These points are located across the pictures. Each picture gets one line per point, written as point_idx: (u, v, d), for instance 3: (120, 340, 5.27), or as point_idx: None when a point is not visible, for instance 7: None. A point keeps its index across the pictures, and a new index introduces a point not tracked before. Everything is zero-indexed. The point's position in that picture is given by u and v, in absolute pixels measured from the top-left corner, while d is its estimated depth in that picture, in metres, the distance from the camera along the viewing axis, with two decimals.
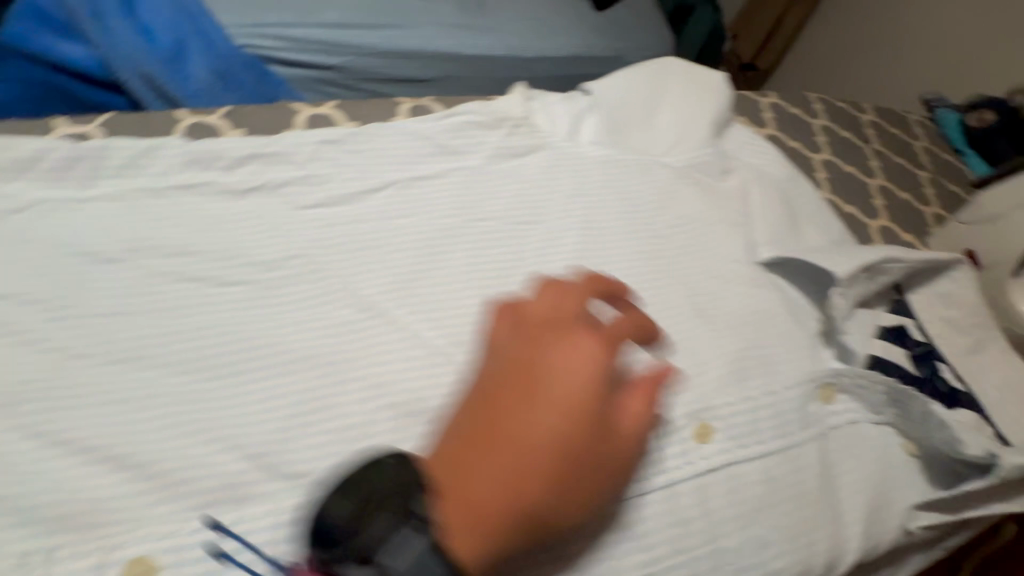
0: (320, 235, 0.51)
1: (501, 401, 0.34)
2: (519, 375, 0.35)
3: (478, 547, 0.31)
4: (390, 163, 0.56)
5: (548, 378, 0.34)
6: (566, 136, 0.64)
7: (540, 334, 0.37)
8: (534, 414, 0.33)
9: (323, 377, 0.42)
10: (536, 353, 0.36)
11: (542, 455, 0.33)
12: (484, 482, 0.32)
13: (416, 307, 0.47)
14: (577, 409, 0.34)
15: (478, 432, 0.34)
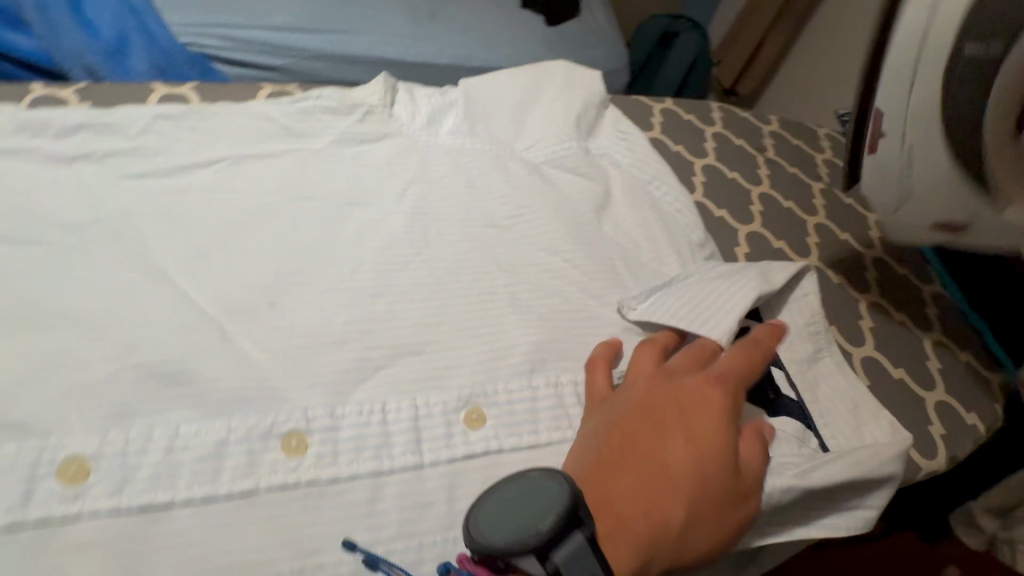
0: (131, 202, 0.51)
1: (637, 440, 0.40)
2: (652, 409, 0.42)
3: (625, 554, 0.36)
4: (226, 142, 0.57)
5: (682, 408, 0.42)
6: (423, 126, 0.64)
7: (655, 375, 0.45)
8: (669, 452, 0.40)
9: (78, 333, 0.42)
10: (672, 394, 0.43)
11: (675, 487, 0.39)
12: (632, 498, 0.38)
13: (204, 276, 0.47)
14: (714, 432, 0.41)
15: (627, 451, 0.40)
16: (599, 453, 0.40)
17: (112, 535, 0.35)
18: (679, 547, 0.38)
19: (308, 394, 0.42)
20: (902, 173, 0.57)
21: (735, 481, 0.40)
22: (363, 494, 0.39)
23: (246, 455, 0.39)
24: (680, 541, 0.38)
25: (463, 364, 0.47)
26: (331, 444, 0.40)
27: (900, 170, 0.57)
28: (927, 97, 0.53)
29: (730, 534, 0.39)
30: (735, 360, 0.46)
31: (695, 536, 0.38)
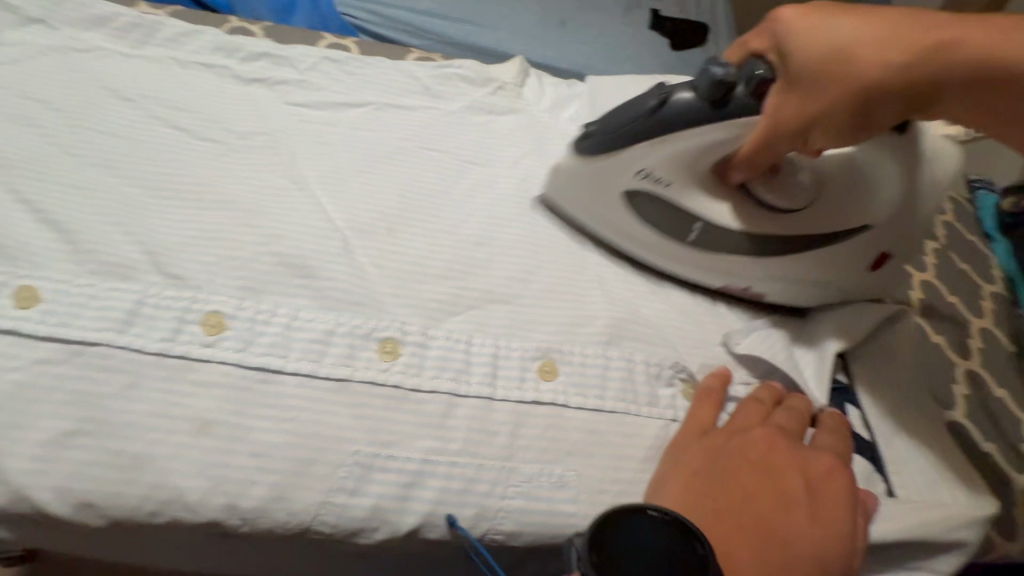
0: (290, 124, 0.59)
1: (761, 491, 0.39)
2: (774, 468, 0.41)
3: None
4: (375, 90, 0.64)
5: (806, 476, 0.41)
6: (547, 110, 0.69)
7: (772, 433, 0.44)
8: (795, 513, 0.38)
9: (233, 217, 0.49)
10: (794, 454, 0.42)
11: (802, 553, 0.37)
12: (754, 554, 0.36)
13: (339, 195, 0.53)
14: (837, 508, 0.40)
15: (750, 505, 0.38)
16: (718, 500, 0.39)
17: (231, 382, 0.41)
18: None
19: (407, 311, 0.47)
20: (704, 260, 0.55)
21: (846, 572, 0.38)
22: (438, 407, 0.43)
23: (347, 347, 0.43)
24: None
25: (545, 321, 0.50)
26: (419, 357, 0.44)
27: (723, 270, 0.55)
28: (670, 219, 0.54)
29: None
30: (840, 443, 0.45)
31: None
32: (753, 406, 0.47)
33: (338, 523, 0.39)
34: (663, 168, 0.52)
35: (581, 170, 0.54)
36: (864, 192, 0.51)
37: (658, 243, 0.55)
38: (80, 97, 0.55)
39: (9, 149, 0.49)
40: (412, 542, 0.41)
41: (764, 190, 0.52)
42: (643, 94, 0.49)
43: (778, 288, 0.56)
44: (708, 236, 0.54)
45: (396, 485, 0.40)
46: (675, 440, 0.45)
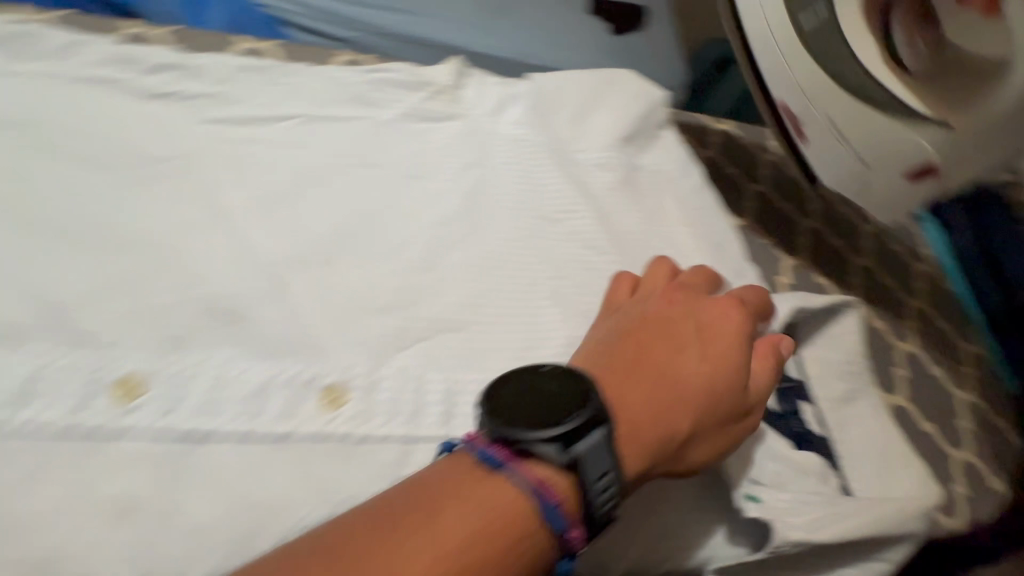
0: (205, 145, 0.53)
1: (652, 343, 0.44)
2: (677, 337, 0.44)
3: (643, 439, 0.38)
4: (300, 101, 0.59)
5: (695, 328, 0.45)
6: (488, 114, 0.66)
7: (673, 297, 0.48)
8: (683, 357, 0.43)
9: (144, 260, 0.43)
10: (671, 312, 0.46)
11: (688, 382, 0.42)
12: (633, 388, 0.40)
13: (266, 226, 0.48)
14: (726, 348, 0.44)
15: (611, 369, 0.41)
16: (617, 359, 0.42)
17: (157, 453, 0.36)
18: (681, 451, 0.41)
19: (351, 352, 0.44)
20: (807, 111, 0.69)
21: (736, 400, 0.43)
22: (392, 456, 0.40)
23: (287, 400, 0.40)
24: (682, 447, 0.41)
25: (501, 347, 0.48)
26: (367, 403, 0.41)
27: (823, 125, 0.68)
28: (830, 50, 0.67)
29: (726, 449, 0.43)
30: (738, 310, 0.47)
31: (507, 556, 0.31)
32: (694, 278, 0.52)
33: None
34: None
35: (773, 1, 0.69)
36: (993, 91, 0.57)
37: (778, 66, 0.70)
38: None
39: None
40: None
41: (902, 37, 0.69)
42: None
43: (834, 155, 0.68)
44: (820, 83, 0.67)
45: None
46: (589, 332, 0.49)
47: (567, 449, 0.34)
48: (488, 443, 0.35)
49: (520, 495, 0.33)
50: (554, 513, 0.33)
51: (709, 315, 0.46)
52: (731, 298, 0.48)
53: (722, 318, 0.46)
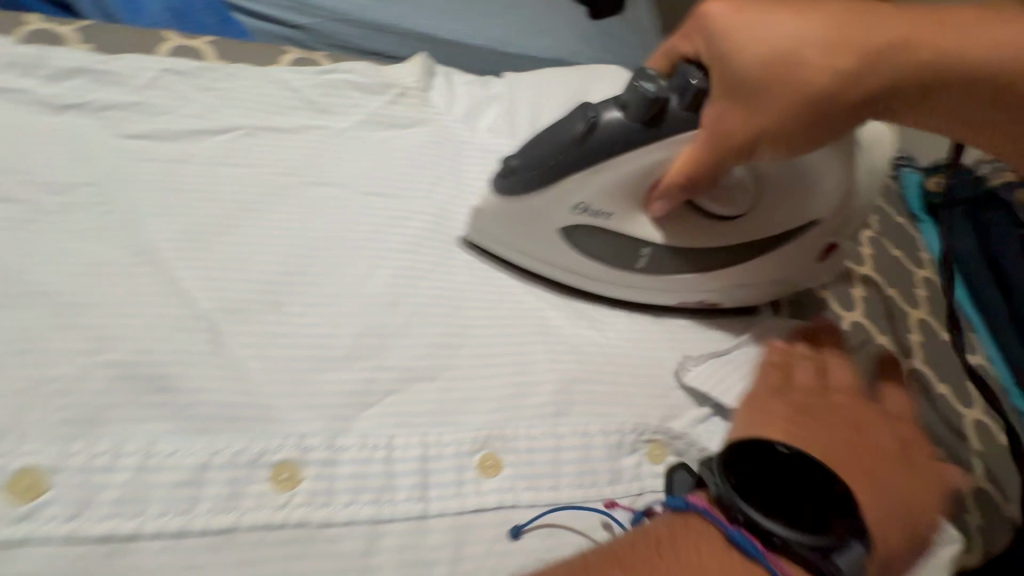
0: (126, 167, 0.45)
1: (841, 429, 0.44)
2: (874, 444, 0.44)
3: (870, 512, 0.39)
4: (241, 109, 0.51)
5: (881, 424, 0.46)
6: (460, 120, 0.59)
7: (859, 408, 0.46)
8: (886, 450, 0.44)
9: (48, 315, 0.36)
10: (853, 403, 0.47)
11: (897, 474, 0.42)
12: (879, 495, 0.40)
13: (202, 262, 0.41)
14: (921, 463, 0.44)
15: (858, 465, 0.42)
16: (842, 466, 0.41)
17: (62, 567, 0.30)
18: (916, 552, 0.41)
19: (308, 415, 0.37)
20: (660, 283, 0.50)
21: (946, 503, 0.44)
22: (358, 544, 0.34)
23: (229, 484, 0.34)
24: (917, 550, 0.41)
25: (483, 395, 0.42)
26: (328, 479, 0.35)
27: (712, 285, 0.51)
28: (617, 249, 0.49)
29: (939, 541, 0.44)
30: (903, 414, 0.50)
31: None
32: (843, 378, 0.49)
33: None
34: (597, 199, 0.47)
35: (507, 212, 0.48)
36: (801, 195, 0.47)
37: (612, 278, 0.50)
38: None
39: None
40: None
41: (709, 203, 0.48)
42: (566, 119, 0.45)
43: (748, 298, 0.53)
44: (662, 263, 0.50)
45: None
46: (755, 393, 0.46)
47: (826, 557, 0.34)
48: (732, 522, 0.35)
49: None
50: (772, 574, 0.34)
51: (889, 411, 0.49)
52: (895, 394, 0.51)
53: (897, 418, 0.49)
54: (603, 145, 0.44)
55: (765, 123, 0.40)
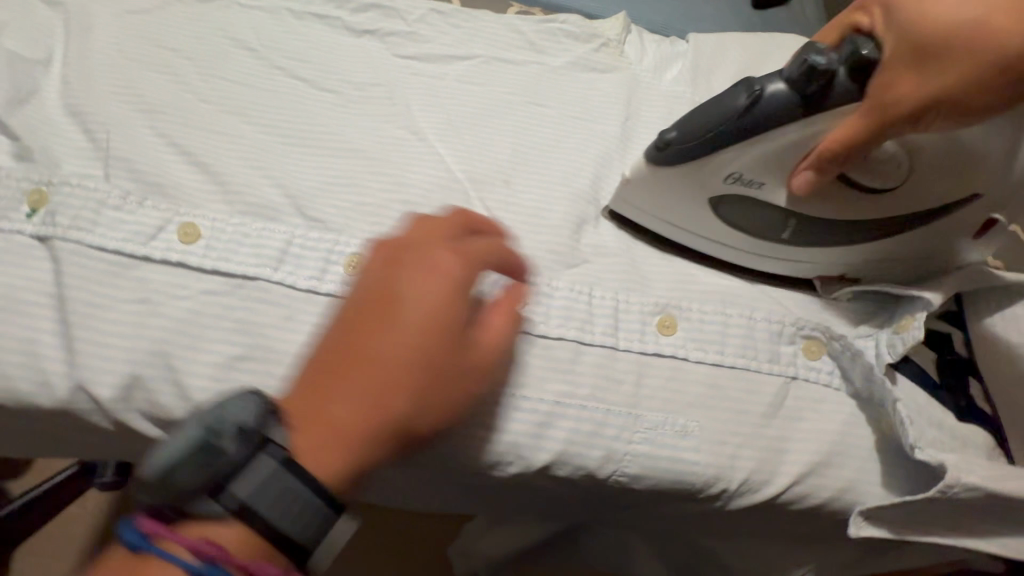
0: (401, 77, 0.59)
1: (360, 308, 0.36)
2: (378, 329, 0.36)
3: (313, 435, 0.34)
4: (481, 44, 0.63)
5: (408, 327, 0.35)
6: (649, 69, 0.67)
7: (408, 257, 0.37)
8: (385, 336, 0.35)
9: (362, 167, 0.51)
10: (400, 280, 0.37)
11: (385, 368, 0.35)
12: (336, 386, 0.35)
13: (456, 145, 0.54)
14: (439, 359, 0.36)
15: (322, 375, 0.36)
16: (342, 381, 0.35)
17: None
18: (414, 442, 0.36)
19: (529, 263, 0.49)
20: (790, 253, 0.52)
21: (453, 396, 0.37)
22: (566, 354, 0.44)
23: (477, 295, 0.45)
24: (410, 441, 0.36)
25: (660, 277, 0.50)
26: (544, 307, 0.46)
27: (826, 260, 0.52)
28: (763, 208, 0.50)
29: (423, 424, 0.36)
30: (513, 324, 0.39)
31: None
32: (452, 221, 0.40)
33: (479, 454, 0.41)
34: (754, 170, 0.48)
35: (665, 176, 0.49)
36: (972, 167, 0.45)
37: (733, 235, 0.51)
38: (209, 49, 0.57)
39: (156, 98, 0.52)
40: (543, 478, 0.42)
41: (863, 175, 0.46)
42: (732, 90, 0.45)
43: (868, 272, 0.53)
44: (799, 237, 0.51)
45: (530, 423, 0.41)
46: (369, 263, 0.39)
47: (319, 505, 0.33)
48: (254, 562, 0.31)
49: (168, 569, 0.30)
50: (230, 567, 0.30)
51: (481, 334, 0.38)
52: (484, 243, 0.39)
53: (492, 336, 0.38)
54: (766, 117, 0.44)
55: (939, 85, 0.39)
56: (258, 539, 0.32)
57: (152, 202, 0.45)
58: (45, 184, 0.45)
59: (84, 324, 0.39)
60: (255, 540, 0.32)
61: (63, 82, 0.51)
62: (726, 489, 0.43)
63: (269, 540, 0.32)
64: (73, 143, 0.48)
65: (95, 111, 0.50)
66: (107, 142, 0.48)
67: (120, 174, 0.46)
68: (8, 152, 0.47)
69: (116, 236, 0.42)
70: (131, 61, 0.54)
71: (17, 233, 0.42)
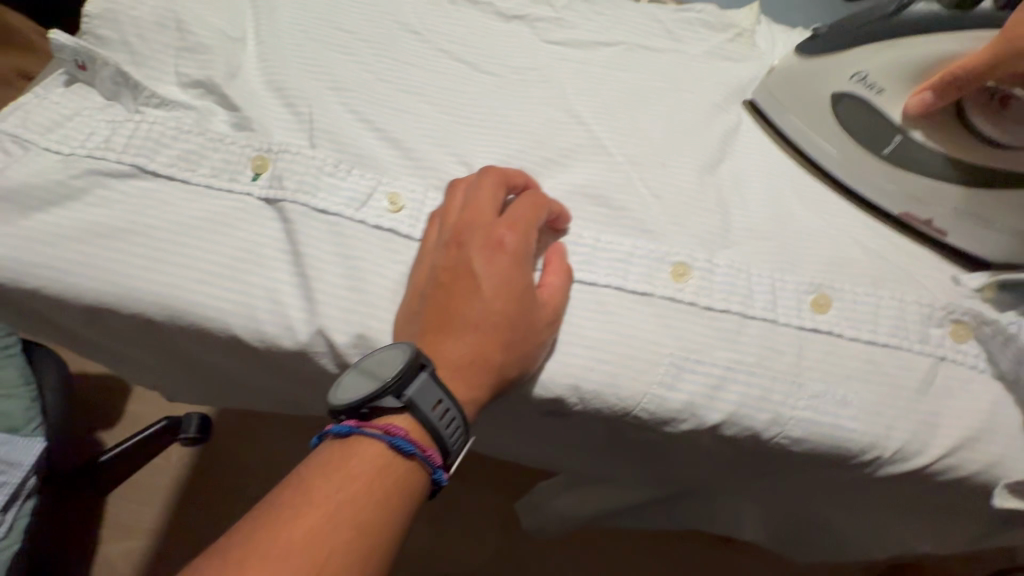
0: (553, 63, 0.63)
1: (463, 283, 0.41)
2: (495, 298, 0.40)
3: (463, 394, 0.40)
4: (623, 32, 0.66)
5: (489, 293, 0.40)
6: (781, 59, 0.69)
7: (468, 238, 0.42)
8: (471, 297, 0.41)
9: (531, 147, 0.55)
10: (514, 265, 0.41)
11: (486, 325, 0.40)
12: (445, 347, 0.40)
13: (612, 128, 0.58)
14: (508, 308, 0.41)
15: (431, 337, 0.41)
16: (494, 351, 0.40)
17: None
18: (504, 386, 0.42)
19: (689, 240, 0.52)
20: (891, 175, 0.55)
21: (536, 339, 0.42)
22: (731, 325, 0.48)
23: (647, 269, 0.49)
24: (502, 384, 0.41)
25: (811, 258, 0.53)
26: (708, 281, 0.49)
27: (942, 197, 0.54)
28: (874, 133, 0.55)
29: (525, 367, 0.42)
30: (565, 276, 0.45)
31: (398, 510, 0.38)
32: (486, 193, 0.43)
33: (657, 412, 0.45)
34: (883, 79, 0.53)
35: (803, 60, 0.57)
36: None
37: (841, 156, 0.56)
38: (380, 32, 0.61)
39: (343, 78, 0.57)
40: (709, 437, 0.47)
41: (985, 124, 0.51)
42: (881, 3, 0.54)
43: (977, 239, 0.54)
44: (902, 155, 0.54)
45: (704, 386, 0.45)
46: (475, 248, 0.42)
47: (398, 395, 0.38)
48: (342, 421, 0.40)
49: (404, 461, 0.39)
50: (405, 444, 0.38)
51: (541, 292, 0.44)
52: (528, 204, 0.44)
53: (550, 291, 0.44)
54: (911, 21, 0.51)
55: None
56: (425, 432, 0.39)
57: (358, 173, 0.50)
58: (265, 151, 0.50)
59: (316, 277, 0.44)
60: (422, 429, 0.39)
61: (262, 59, 0.56)
62: (880, 456, 0.46)
63: (438, 439, 0.39)
64: (280, 117, 0.53)
65: (293, 87, 0.55)
66: (309, 116, 0.53)
67: (325, 146, 0.51)
68: (227, 121, 0.52)
69: (335, 201, 0.48)
70: (314, 41, 0.59)
71: (248, 195, 0.48)
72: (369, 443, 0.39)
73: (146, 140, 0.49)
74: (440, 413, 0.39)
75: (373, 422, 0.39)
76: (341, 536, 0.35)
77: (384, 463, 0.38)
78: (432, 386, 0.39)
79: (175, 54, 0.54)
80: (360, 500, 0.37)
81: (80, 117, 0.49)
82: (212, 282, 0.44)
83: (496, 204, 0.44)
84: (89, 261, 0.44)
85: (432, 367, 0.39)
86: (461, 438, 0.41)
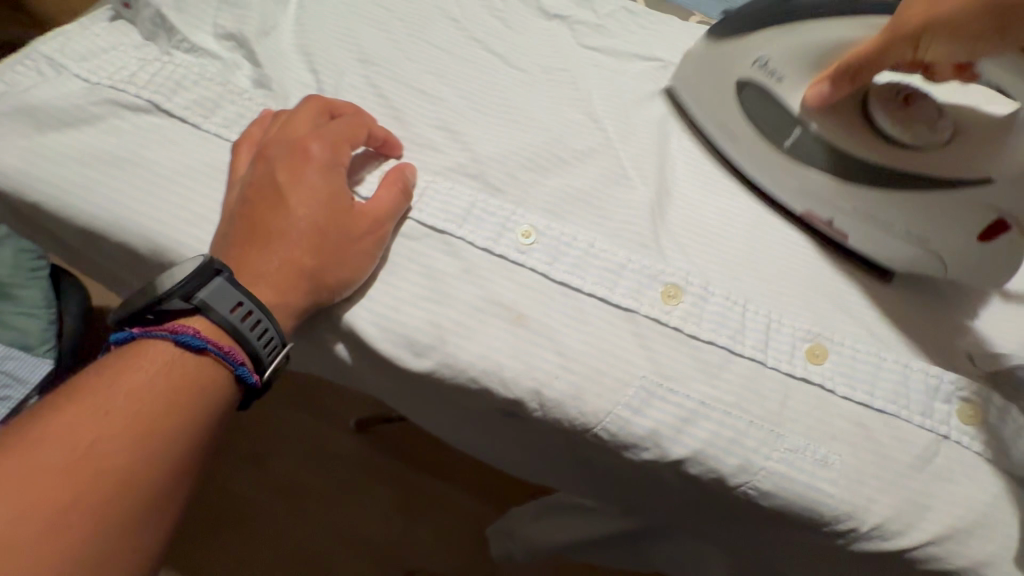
0: (584, 66, 0.60)
1: (272, 195, 0.43)
2: (305, 210, 0.43)
3: (266, 291, 0.41)
4: (666, 44, 0.63)
5: (295, 203, 0.43)
6: None
7: (272, 149, 0.45)
8: (280, 208, 0.43)
9: (542, 142, 0.54)
10: (320, 176, 0.44)
11: (297, 235, 0.43)
12: (252, 253, 0.42)
13: (630, 140, 0.56)
14: (320, 219, 0.43)
15: (237, 246, 0.42)
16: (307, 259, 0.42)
17: (536, 287, 0.46)
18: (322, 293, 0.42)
19: (686, 263, 0.49)
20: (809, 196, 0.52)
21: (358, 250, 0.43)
22: (715, 358, 0.45)
23: (637, 284, 0.47)
24: (320, 292, 0.42)
25: (816, 304, 0.49)
26: (698, 308, 0.46)
27: (828, 189, 0.52)
28: (775, 119, 0.54)
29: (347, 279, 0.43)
30: (388, 182, 0.47)
31: (184, 404, 0.37)
32: (304, 117, 0.47)
33: (619, 433, 0.42)
34: (779, 61, 0.53)
35: (700, 63, 0.55)
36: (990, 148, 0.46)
37: (752, 155, 0.54)
38: (420, 13, 0.60)
39: (368, 48, 0.57)
40: (670, 471, 0.44)
41: (883, 116, 0.51)
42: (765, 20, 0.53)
43: (879, 244, 0.51)
44: (810, 145, 0.52)
45: (672, 416, 0.43)
46: (300, 170, 0.44)
47: (188, 295, 0.39)
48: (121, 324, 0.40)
49: (192, 357, 0.39)
50: (192, 342, 0.38)
51: (372, 203, 0.45)
52: (345, 126, 0.46)
53: (382, 206, 0.45)
54: None
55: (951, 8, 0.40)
56: (218, 328, 0.40)
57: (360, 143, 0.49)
58: None
59: None
60: (216, 329, 0.39)
61: (297, 22, 0.57)
62: (855, 529, 0.42)
63: (241, 341, 0.40)
64: (301, 81, 0.54)
65: (319, 54, 0.55)
66: (327, 85, 0.53)
67: None
68: (250, 76, 0.53)
69: None
70: (349, 12, 0.59)
71: None
72: (154, 344, 0.39)
73: (167, 81, 0.50)
74: (242, 315, 0.39)
75: (161, 324, 0.39)
76: (112, 434, 0.35)
77: (164, 362, 0.38)
78: (233, 290, 0.39)
79: (216, 7, 0.55)
80: (131, 395, 0.36)
81: (114, 51, 0.51)
82: (198, 224, 0.45)
83: (319, 130, 0.46)
84: (89, 184, 0.45)
85: (228, 271, 0.40)
86: (270, 342, 0.40)
